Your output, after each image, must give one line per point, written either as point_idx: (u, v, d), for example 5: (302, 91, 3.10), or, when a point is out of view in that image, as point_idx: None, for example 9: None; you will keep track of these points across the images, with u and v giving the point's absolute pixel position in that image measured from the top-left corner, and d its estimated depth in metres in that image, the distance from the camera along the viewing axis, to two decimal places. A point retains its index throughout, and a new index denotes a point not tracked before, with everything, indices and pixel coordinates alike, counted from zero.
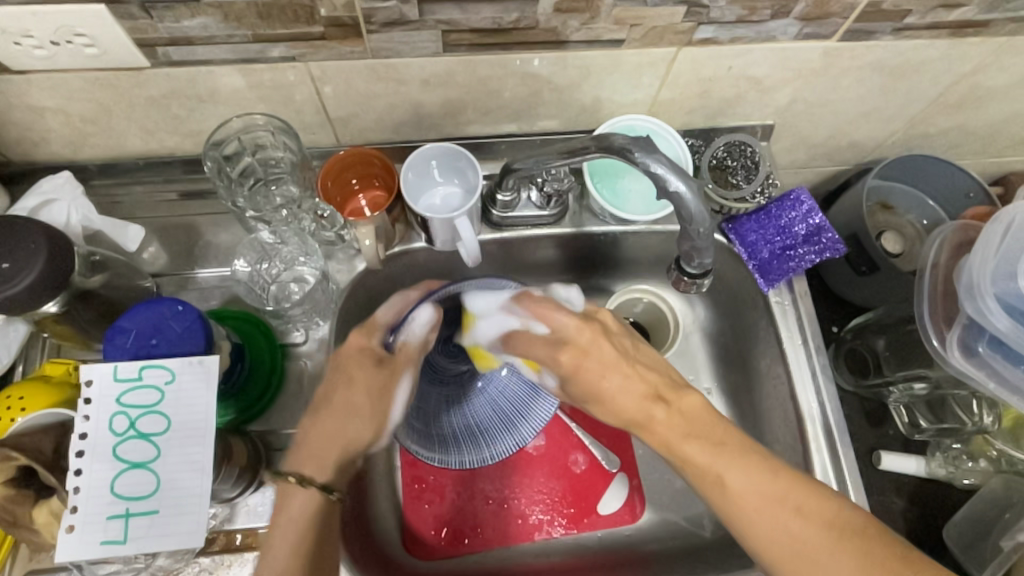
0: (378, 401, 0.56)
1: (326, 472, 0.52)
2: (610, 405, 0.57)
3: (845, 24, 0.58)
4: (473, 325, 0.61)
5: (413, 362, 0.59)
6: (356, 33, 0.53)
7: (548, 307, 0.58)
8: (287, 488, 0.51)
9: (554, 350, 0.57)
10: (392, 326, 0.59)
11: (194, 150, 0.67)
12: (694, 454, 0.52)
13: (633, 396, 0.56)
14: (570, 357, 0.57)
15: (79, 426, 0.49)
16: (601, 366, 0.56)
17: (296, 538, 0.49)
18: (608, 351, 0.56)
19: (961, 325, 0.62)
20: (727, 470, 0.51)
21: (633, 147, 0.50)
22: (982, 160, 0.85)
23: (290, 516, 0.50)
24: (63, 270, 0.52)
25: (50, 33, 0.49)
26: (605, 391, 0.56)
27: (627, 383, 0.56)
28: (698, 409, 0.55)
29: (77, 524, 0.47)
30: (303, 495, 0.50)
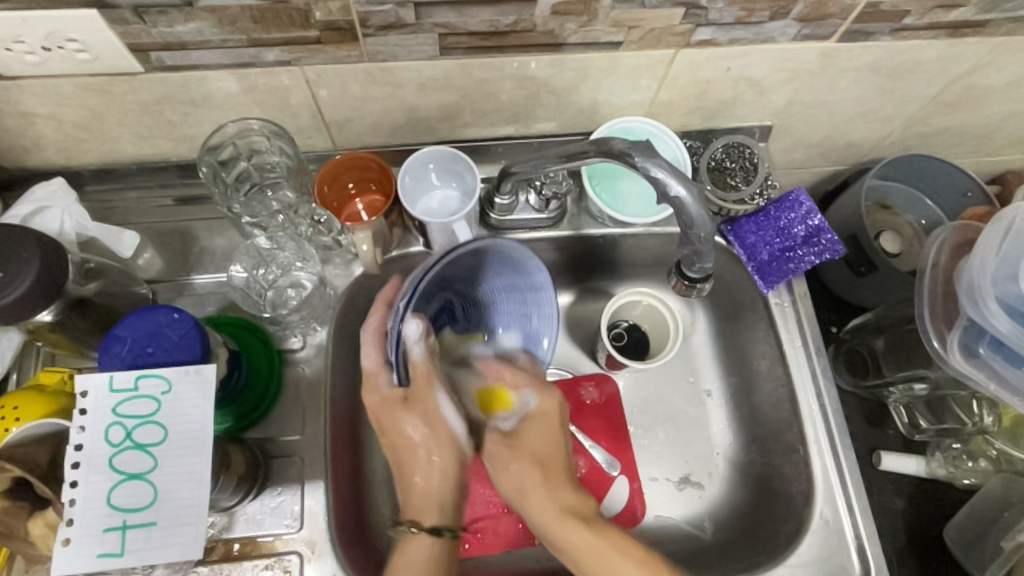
0: (435, 438, 0.58)
1: (432, 515, 0.56)
2: (533, 489, 0.56)
3: (842, 25, 0.58)
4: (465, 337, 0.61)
5: (435, 380, 0.56)
6: (352, 37, 0.53)
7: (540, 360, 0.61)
8: (411, 537, 0.55)
9: (530, 389, 0.59)
10: (392, 365, 0.55)
11: (188, 155, 0.66)
12: (594, 547, 0.54)
13: (557, 487, 0.57)
14: (541, 409, 0.58)
15: (75, 437, 0.48)
16: (540, 442, 0.58)
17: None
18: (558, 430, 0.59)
19: (962, 326, 0.62)
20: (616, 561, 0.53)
21: (632, 151, 0.50)
22: (979, 159, 0.85)
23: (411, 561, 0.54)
24: (57, 278, 0.51)
25: (41, 39, 0.49)
26: (535, 474, 0.57)
27: (552, 478, 0.57)
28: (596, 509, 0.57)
29: (74, 537, 0.47)
30: (420, 540, 0.55)
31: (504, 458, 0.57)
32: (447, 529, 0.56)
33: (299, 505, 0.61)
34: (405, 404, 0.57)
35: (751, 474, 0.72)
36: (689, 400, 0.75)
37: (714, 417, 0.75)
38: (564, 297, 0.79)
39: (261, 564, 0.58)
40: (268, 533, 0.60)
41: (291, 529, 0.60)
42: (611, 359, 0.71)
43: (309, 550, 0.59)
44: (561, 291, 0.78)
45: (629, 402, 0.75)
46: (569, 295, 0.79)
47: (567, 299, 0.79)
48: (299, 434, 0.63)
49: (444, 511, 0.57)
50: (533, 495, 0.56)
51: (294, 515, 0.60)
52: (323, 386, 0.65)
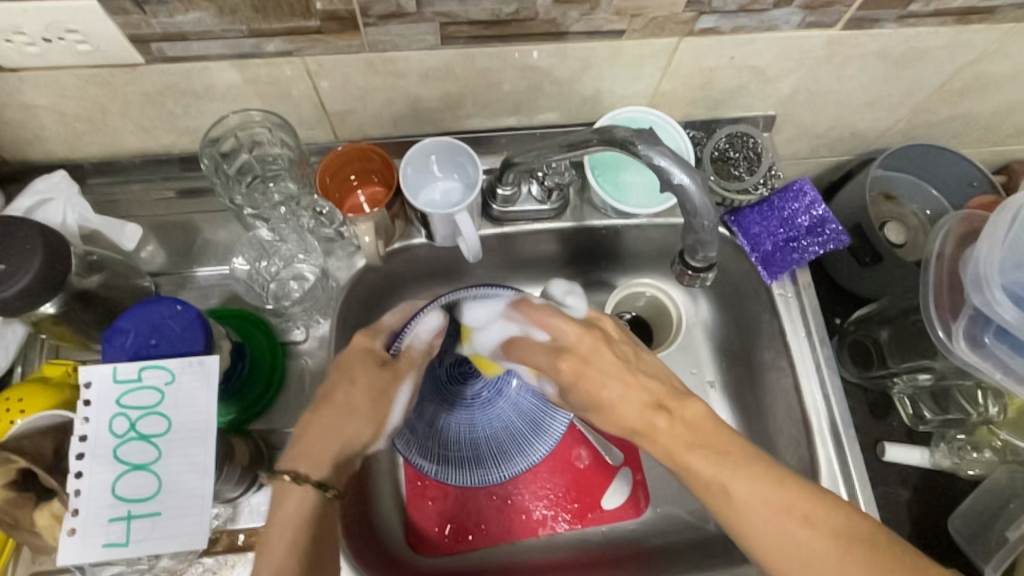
0: (379, 402, 0.57)
1: (321, 469, 0.52)
2: (619, 418, 0.56)
3: (847, 12, 0.57)
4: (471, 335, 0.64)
5: (416, 369, 0.60)
6: (353, 26, 0.52)
7: (544, 314, 0.60)
8: (284, 487, 0.50)
9: (555, 358, 0.59)
10: (398, 331, 0.60)
11: (191, 147, 0.66)
12: (711, 473, 0.49)
13: (634, 409, 0.55)
14: (573, 362, 0.58)
15: (79, 428, 0.49)
16: (596, 376, 0.57)
17: (294, 541, 0.48)
18: (613, 356, 0.58)
19: (967, 315, 0.61)
20: (732, 481, 0.48)
21: (635, 139, 0.49)
22: (985, 149, 0.84)
23: (283, 516, 0.49)
24: (60, 270, 0.51)
25: (42, 30, 0.49)
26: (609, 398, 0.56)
27: (626, 391, 0.56)
28: (701, 417, 0.53)
29: (79, 527, 0.47)
30: (300, 493, 0.50)
31: (577, 405, 0.61)
32: (331, 488, 0.51)
33: None
34: (378, 370, 0.57)
35: None
36: (693, 390, 0.76)
37: (718, 407, 0.76)
38: None
39: None
40: None
41: None
42: None
43: None
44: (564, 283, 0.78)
45: None
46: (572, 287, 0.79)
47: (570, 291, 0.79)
48: None
49: (334, 468, 0.53)
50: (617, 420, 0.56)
51: None
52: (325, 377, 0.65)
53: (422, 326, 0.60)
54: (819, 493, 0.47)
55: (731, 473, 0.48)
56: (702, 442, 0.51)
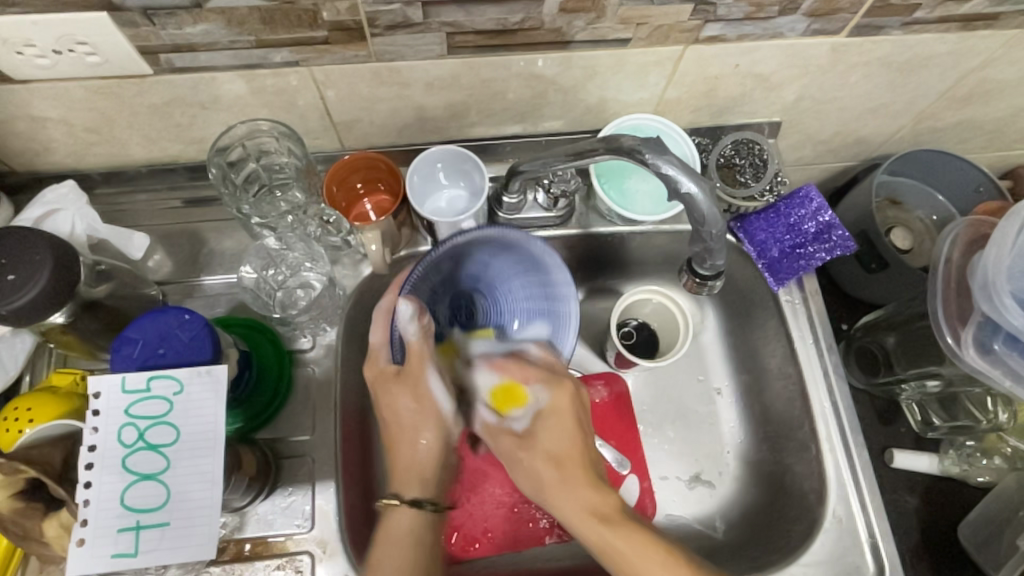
0: (420, 411, 0.57)
1: (414, 488, 0.56)
2: (559, 492, 0.54)
3: (852, 20, 0.57)
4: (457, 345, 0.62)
5: (429, 362, 0.57)
6: (360, 37, 0.53)
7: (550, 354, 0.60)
8: (393, 508, 0.55)
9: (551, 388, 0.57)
10: (391, 345, 0.58)
11: (198, 157, 0.67)
12: (627, 551, 0.51)
13: (577, 483, 0.54)
14: (561, 401, 0.57)
15: (88, 438, 0.49)
16: (556, 434, 0.56)
17: (401, 555, 0.52)
18: (576, 414, 0.57)
19: (976, 322, 0.61)
20: (649, 567, 0.50)
21: (642, 148, 0.49)
22: (992, 154, 0.84)
23: (390, 533, 0.54)
24: (69, 280, 0.51)
25: (52, 42, 0.49)
26: (551, 468, 0.55)
27: (570, 467, 0.55)
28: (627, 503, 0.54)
29: (88, 538, 0.47)
30: (405, 513, 0.55)
31: (518, 459, 0.57)
32: (428, 502, 0.56)
33: (310, 504, 0.61)
34: (399, 383, 0.57)
35: (762, 473, 0.71)
36: (699, 399, 0.75)
37: (724, 415, 0.75)
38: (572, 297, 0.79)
39: (272, 564, 0.59)
40: (279, 533, 0.60)
41: (303, 529, 0.60)
42: (621, 357, 0.70)
43: (320, 550, 0.59)
44: None
45: (638, 401, 0.74)
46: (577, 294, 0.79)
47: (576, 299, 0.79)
48: (309, 434, 0.63)
49: (426, 484, 0.57)
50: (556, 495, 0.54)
51: (304, 515, 0.60)
52: (333, 385, 0.65)
53: (404, 321, 0.56)
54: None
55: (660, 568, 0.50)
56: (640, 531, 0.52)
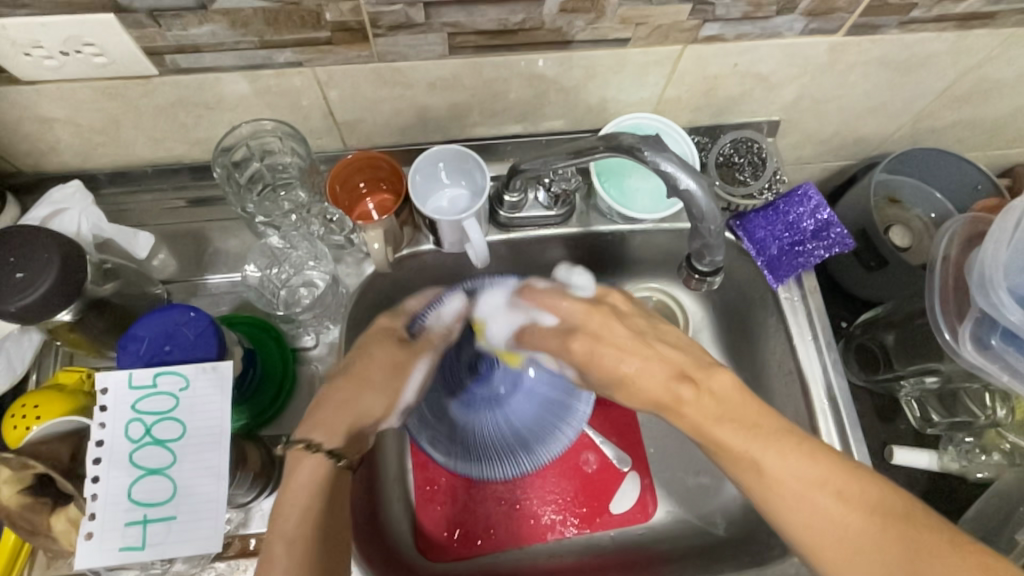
0: (393, 376, 0.59)
1: (334, 438, 0.52)
2: (647, 396, 0.54)
3: (850, 19, 0.58)
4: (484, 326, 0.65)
5: (429, 348, 0.63)
6: (363, 37, 0.53)
7: (547, 295, 0.60)
8: (300, 455, 0.50)
9: (567, 337, 0.58)
10: (416, 317, 0.63)
11: (202, 157, 0.67)
12: (735, 444, 0.49)
13: (661, 381, 0.53)
14: (581, 345, 0.57)
15: (96, 433, 0.49)
16: (609, 355, 0.55)
17: (308, 510, 0.48)
18: (614, 331, 0.56)
19: (973, 319, 0.62)
20: (764, 455, 0.48)
21: (642, 146, 0.50)
22: (990, 153, 0.84)
23: (297, 484, 0.49)
24: (77, 278, 0.52)
25: (59, 43, 0.50)
26: (624, 372, 0.54)
27: (651, 368, 0.54)
28: (730, 388, 0.52)
29: (96, 531, 0.48)
30: (314, 462, 0.50)
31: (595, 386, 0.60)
32: (344, 457, 0.51)
33: None
34: (387, 351, 0.59)
35: None
36: None
37: None
38: None
39: None
40: None
41: None
42: None
43: None
44: None
45: None
46: None
47: None
48: None
49: (350, 437, 0.53)
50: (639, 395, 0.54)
51: None
52: None
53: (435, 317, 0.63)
54: (853, 471, 0.47)
55: (767, 454, 0.48)
56: (731, 417, 0.50)
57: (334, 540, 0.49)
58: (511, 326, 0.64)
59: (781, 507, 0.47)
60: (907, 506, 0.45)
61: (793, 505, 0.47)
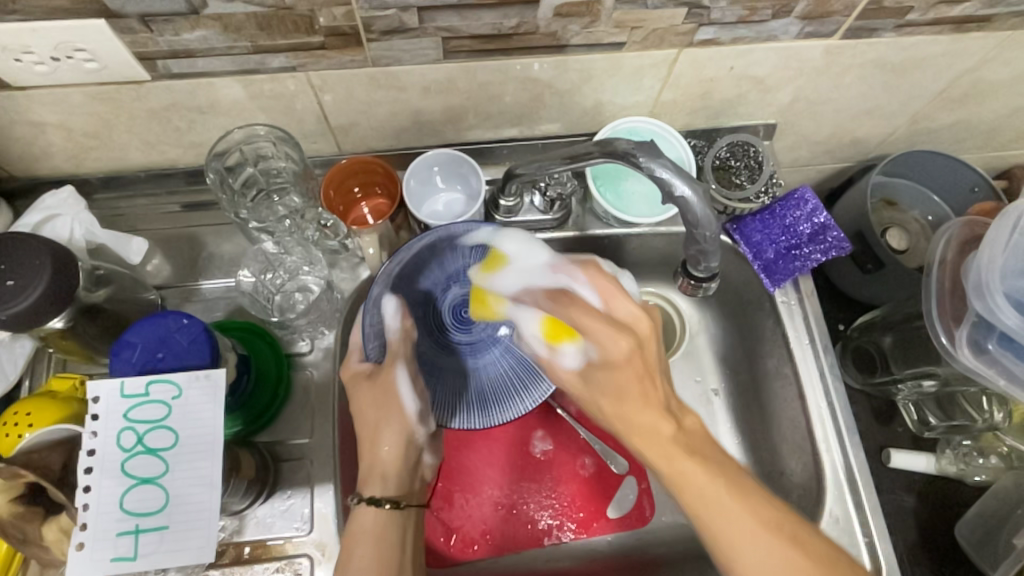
0: (382, 407, 0.55)
1: (374, 486, 0.54)
2: (629, 419, 0.50)
3: (846, 22, 0.57)
4: (498, 267, 0.59)
5: (399, 363, 0.56)
6: (356, 42, 0.53)
7: (601, 275, 0.51)
8: (359, 508, 0.53)
9: (617, 334, 0.48)
10: (365, 341, 0.58)
11: (195, 161, 0.67)
12: (700, 481, 0.48)
13: (651, 410, 0.49)
14: (628, 351, 0.48)
15: (87, 442, 0.49)
16: (624, 374, 0.48)
17: (373, 557, 0.50)
18: (647, 358, 0.48)
19: (970, 322, 0.61)
20: (724, 495, 0.47)
21: (637, 151, 0.50)
22: (987, 154, 0.84)
23: (360, 534, 0.52)
24: (69, 285, 0.52)
25: (50, 49, 0.49)
26: (625, 391, 0.49)
27: (646, 396, 0.49)
28: (698, 429, 0.51)
29: (87, 542, 0.47)
30: (372, 513, 0.53)
31: (581, 386, 0.53)
32: (388, 500, 0.53)
33: (309, 507, 0.61)
34: (371, 387, 0.56)
35: (759, 473, 0.72)
36: (696, 399, 0.76)
37: (721, 415, 0.75)
38: None
39: (271, 567, 0.59)
40: (278, 536, 0.60)
41: (301, 532, 0.60)
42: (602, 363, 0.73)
43: (318, 553, 0.59)
44: None
45: None
46: None
47: None
48: (308, 437, 0.64)
49: (388, 482, 0.54)
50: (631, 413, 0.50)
51: (303, 518, 0.61)
52: (331, 389, 0.65)
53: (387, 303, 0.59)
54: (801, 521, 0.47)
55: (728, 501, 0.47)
56: (703, 455, 0.49)
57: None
58: (527, 278, 0.57)
59: (732, 548, 0.46)
60: (858, 575, 0.45)
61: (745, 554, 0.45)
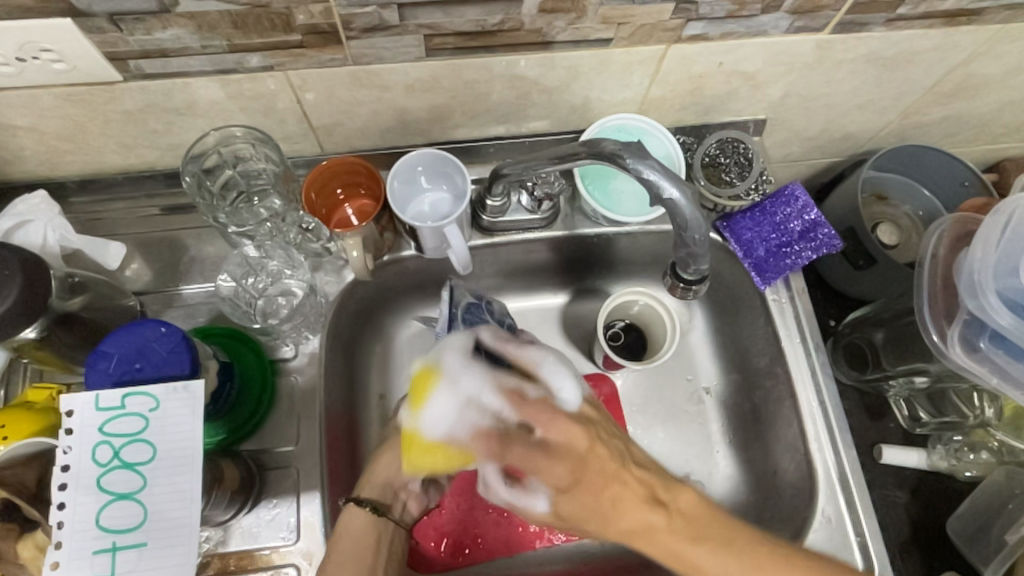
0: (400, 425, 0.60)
1: (366, 488, 0.58)
2: (610, 528, 0.50)
3: (836, 16, 0.56)
4: (425, 402, 0.52)
5: None
6: (336, 39, 0.51)
7: (531, 407, 0.52)
8: (348, 507, 0.57)
9: (557, 464, 0.50)
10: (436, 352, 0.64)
11: (174, 163, 0.65)
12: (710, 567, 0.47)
13: (627, 508, 0.49)
14: (570, 469, 0.50)
15: (60, 458, 0.47)
16: (584, 499, 0.50)
17: (350, 556, 0.55)
18: (580, 465, 0.50)
19: (962, 320, 0.61)
20: None
21: (624, 153, 0.48)
22: (976, 148, 0.84)
23: (344, 533, 0.56)
24: (40, 294, 0.50)
25: (15, 50, 0.47)
26: (591, 510, 0.50)
27: (613, 507, 0.49)
28: (697, 504, 0.50)
29: (62, 561, 0.46)
30: (355, 514, 0.57)
31: (567, 519, 0.51)
32: (371, 503, 0.57)
33: (295, 516, 0.60)
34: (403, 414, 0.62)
35: (752, 473, 0.71)
36: (688, 398, 0.75)
37: (713, 415, 0.75)
38: (559, 298, 0.78)
39: None
40: (264, 546, 0.59)
41: (287, 541, 0.59)
42: (608, 359, 0.71)
43: (305, 562, 0.58)
44: (557, 291, 0.78)
45: (628, 401, 0.74)
46: (565, 295, 0.78)
47: (563, 299, 0.78)
48: (294, 444, 0.62)
49: (380, 490, 0.58)
50: (615, 528, 0.50)
51: (290, 527, 0.59)
52: (318, 395, 0.64)
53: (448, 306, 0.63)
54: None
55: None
56: (706, 539, 0.48)
57: None
58: (458, 413, 0.52)
59: None
60: None
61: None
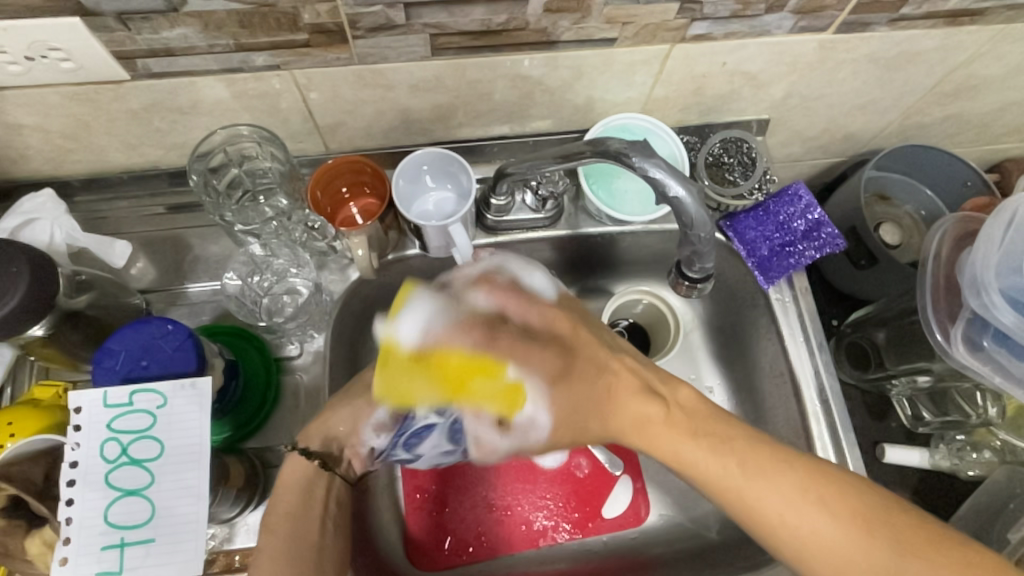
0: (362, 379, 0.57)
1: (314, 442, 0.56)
2: (615, 421, 0.54)
3: (839, 16, 0.57)
4: (402, 309, 0.51)
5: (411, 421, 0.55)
6: (342, 39, 0.52)
7: (504, 295, 0.56)
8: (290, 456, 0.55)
9: (547, 343, 0.54)
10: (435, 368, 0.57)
11: (179, 162, 0.65)
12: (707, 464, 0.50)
13: (626, 396, 0.54)
14: (564, 339, 0.55)
15: (69, 454, 0.48)
16: (585, 382, 0.54)
17: (292, 510, 0.53)
18: (572, 345, 0.55)
19: (965, 319, 0.61)
20: (740, 478, 0.49)
21: (629, 151, 0.49)
22: (978, 149, 0.84)
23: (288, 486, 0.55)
24: (47, 292, 0.50)
25: (23, 48, 0.48)
26: (598, 398, 0.54)
27: (614, 398, 0.54)
28: (695, 402, 0.54)
29: (71, 556, 0.46)
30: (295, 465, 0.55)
31: (570, 406, 0.53)
32: (317, 456, 0.55)
33: None
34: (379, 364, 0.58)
35: None
36: None
37: None
38: None
39: None
40: None
41: None
42: None
43: None
44: None
45: None
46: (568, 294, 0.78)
47: None
48: None
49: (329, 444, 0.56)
50: (618, 419, 0.54)
51: None
52: (321, 393, 0.64)
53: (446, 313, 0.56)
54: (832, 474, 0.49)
55: (752, 477, 0.49)
56: (704, 436, 0.51)
57: (312, 540, 0.53)
58: (432, 323, 0.51)
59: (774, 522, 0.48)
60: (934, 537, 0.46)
61: (786, 520, 0.47)
